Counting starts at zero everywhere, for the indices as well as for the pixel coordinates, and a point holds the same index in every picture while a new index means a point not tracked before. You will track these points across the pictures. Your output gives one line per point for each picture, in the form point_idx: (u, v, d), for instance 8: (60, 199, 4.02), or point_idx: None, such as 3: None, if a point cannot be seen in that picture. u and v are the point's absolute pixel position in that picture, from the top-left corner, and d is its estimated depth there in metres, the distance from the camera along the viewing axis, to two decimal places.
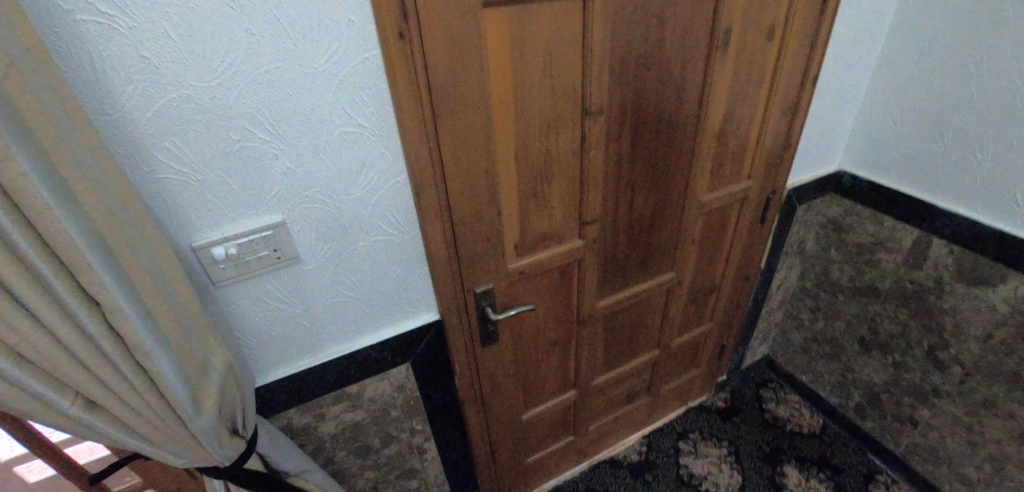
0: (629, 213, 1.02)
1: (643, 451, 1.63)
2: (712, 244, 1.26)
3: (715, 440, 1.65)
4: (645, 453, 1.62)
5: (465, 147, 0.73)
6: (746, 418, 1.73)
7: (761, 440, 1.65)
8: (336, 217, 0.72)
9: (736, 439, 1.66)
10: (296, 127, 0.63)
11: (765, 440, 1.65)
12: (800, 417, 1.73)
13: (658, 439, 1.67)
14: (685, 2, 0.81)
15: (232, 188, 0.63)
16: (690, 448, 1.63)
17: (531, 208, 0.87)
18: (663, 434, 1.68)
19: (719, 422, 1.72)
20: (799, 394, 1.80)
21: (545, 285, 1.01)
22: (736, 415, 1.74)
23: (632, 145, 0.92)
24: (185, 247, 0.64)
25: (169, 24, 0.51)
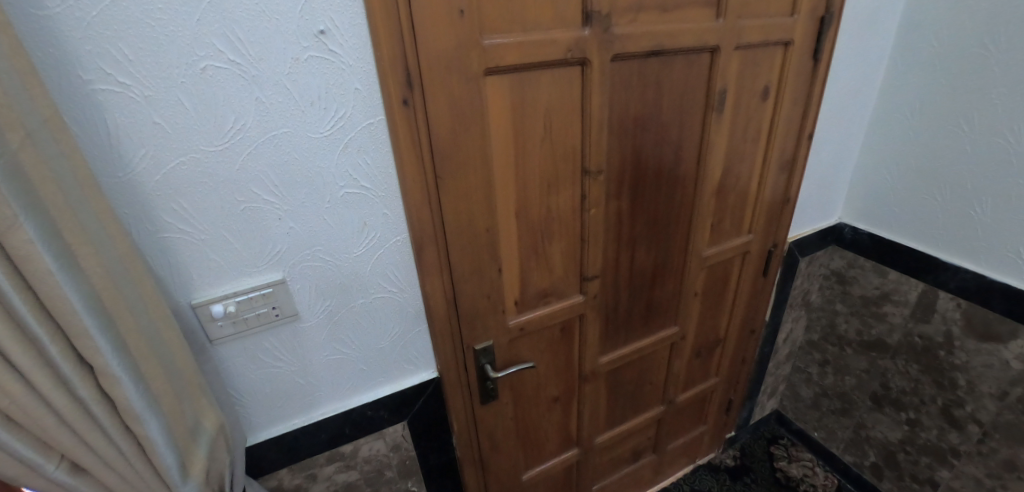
0: (630, 268, 1.02)
1: None
2: (716, 298, 1.25)
3: None
4: None
5: (467, 207, 0.74)
6: (758, 478, 1.66)
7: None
8: (336, 276, 0.71)
9: None
10: (301, 188, 0.63)
11: None
12: (814, 477, 1.65)
13: None
14: (680, 68, 0.85)
15: (234, 247, 0.63)
16: None
17: (532, 264, 0.87)
18: None
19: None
20: (811, 451, 1.73)
21: (546, 340, 1.00)
22: (746, 474, 1.67)
23: (632, 202, 0.93)
24: (185, 306, 0.63)
25: (184, 92, 0.53)
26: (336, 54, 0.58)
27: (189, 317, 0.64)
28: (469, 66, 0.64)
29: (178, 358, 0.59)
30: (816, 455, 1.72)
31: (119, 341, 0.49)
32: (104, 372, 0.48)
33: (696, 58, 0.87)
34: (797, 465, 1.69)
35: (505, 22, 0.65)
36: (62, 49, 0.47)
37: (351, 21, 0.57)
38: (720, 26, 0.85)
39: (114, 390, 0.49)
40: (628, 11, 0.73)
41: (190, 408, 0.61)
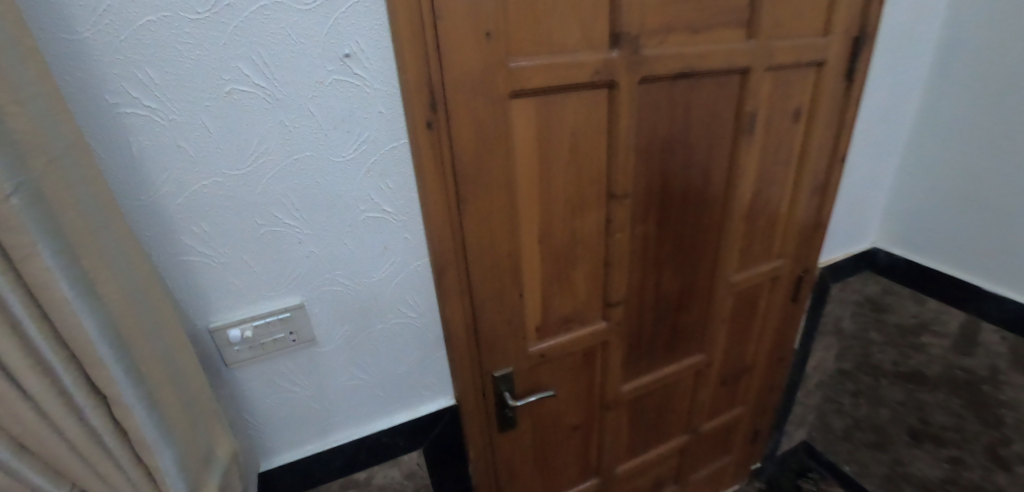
0: (656, 294, 0.98)
1: None
2: (743, 325, 1.21)
3: None
4: None
5: (490, 231, 0.72)
6: None
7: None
8: (355, 301, 0.70)
9: None
10: (321, 211, 0.62)
11: None
12: None
13: None
14: (709, 91, 0.83)
15: (253, 271, 0.62)
16: None
17: (554, 289, 0.85)
18: None
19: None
20: (843, 486, 1.63)
21: (568, 366, 0.97)
22: None
23: (659, 227, 0.90)
24: (202, 329, 0.62)
25: (208, 116, 0.53)
26: (361, 78, 0.57)
27: (204, 342, 0.63)
28: (495, 88, 0.63)
29: (192, 382, 0.56)
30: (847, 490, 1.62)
31: (134, 370, 0.47)
32: (121, 403, 0.46)
33: (727, 80, 0.84)
34: None
35: (532, 44, 0.63)
36: (91, 74, 0.47)
37: (377, 44, 0.56)
38: (751, 48, 0.83)
39: (126, 420, 0.47)
40: (657, 33, 0.72)
41: (206, 436, 0.58)
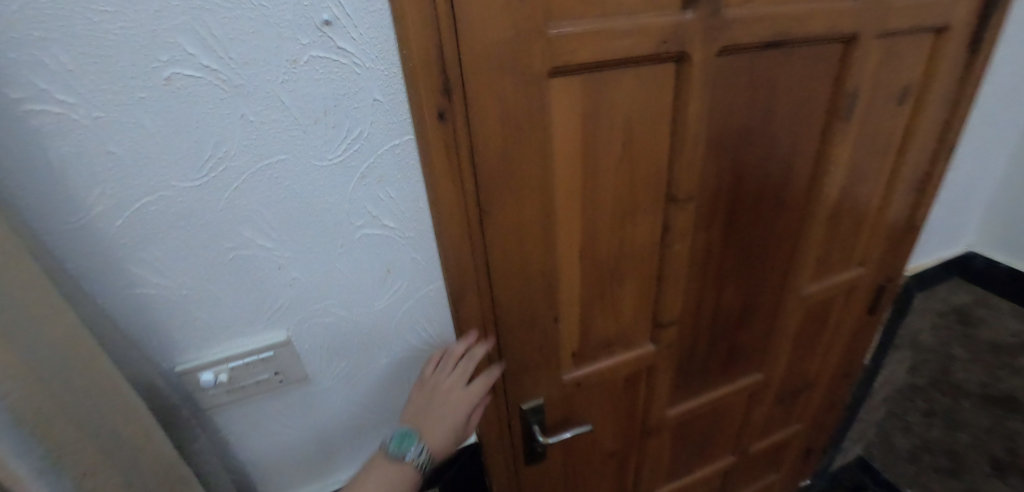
0: (715, 311, 0.83)
1: None
2: (810, 340, 1.04)
3: None
4: None
5: (520, 248, 0.58)
6: None
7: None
8: (353, 334, 0.57)
9: None
10: (305, 230, 0.48)
11: None
12: None
13: None
14: (803, 64, 0.64)
15: (223, 303, 0.49)
16: None
17: (595, 311, 0.70)
18: None
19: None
20: None
21: (607, 394, 0.83)
22: None
23: (724, 235, 0.73)
24: (167, 373, 0.50)
25: (145, 112, 0.39)
26: (348, 54, 0.42)
27: (169, 391, 0.50)
28: (529, 66, 0.47)
29: (145, 456, 0.44)
30: None
31: (52, 464, 0.35)
32: None
33: (826, 49, 0.65)
34: None
35: (579, 4, 0.46)
36: None
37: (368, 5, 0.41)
38: (862, 6, 0.63)
39: None
40: None
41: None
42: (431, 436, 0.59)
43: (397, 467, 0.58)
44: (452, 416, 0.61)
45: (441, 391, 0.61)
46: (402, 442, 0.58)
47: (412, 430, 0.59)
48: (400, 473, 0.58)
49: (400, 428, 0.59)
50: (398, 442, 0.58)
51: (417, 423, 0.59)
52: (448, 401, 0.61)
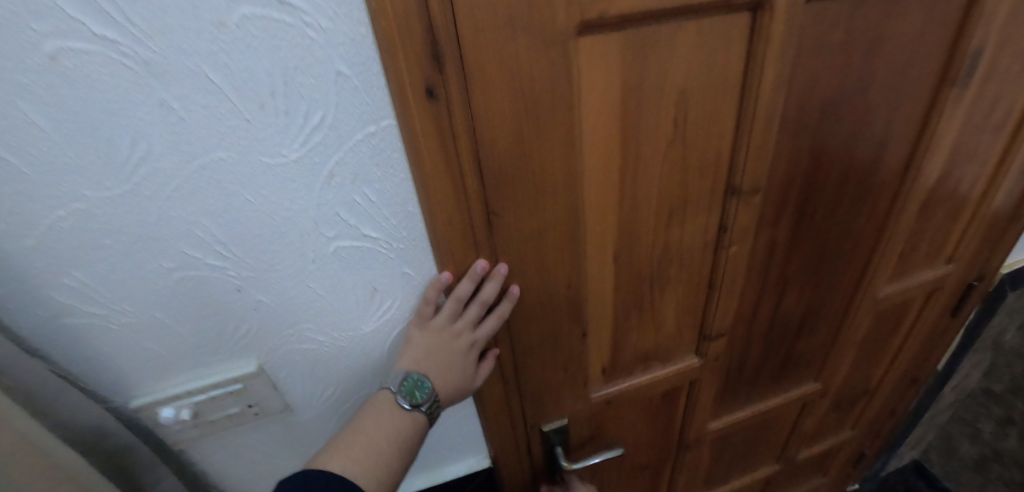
0: (772, 318, 0.70)
1: None
2: (877, 344, 0.89)
3: None
4: None
5: (539, 255, 0.46)
6: None
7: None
8: (337, 360, 0.47)
9: None
10: (263, 243, 0.38)
11: None
12: None
13: None
14: (917, 15, 0.48)
15: (177, 331, 0.41)
16: None
17: (631, 324, 0.58)
18: None
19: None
20: None
21: (642, 412, 0.71)
22: None
23: (790, 231, 0.60)
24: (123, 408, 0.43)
25: (34, 103, 0.29)
26: (296, 11, 0.30)
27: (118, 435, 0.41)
28: (549, 21, 0.34)
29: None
30: None
31: None
32: None
33: None
34: None
35: None
36: None
37: None
38: None
39: None
40: None
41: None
42: (444, 382, 0.45)
43: (400, 418, 0.43)
44: (465, 361, 0.46)
45: (450, 333, 0.45)
46: (413, 390, 0.43)
47: (425, 376, 0.44)
48: (405, 425, 0.43)
49: (408, 372, 0.44)
50: (408, 390, 0.43)
51: (427, 369, 0.45)
52: (459, 345, 0.46)
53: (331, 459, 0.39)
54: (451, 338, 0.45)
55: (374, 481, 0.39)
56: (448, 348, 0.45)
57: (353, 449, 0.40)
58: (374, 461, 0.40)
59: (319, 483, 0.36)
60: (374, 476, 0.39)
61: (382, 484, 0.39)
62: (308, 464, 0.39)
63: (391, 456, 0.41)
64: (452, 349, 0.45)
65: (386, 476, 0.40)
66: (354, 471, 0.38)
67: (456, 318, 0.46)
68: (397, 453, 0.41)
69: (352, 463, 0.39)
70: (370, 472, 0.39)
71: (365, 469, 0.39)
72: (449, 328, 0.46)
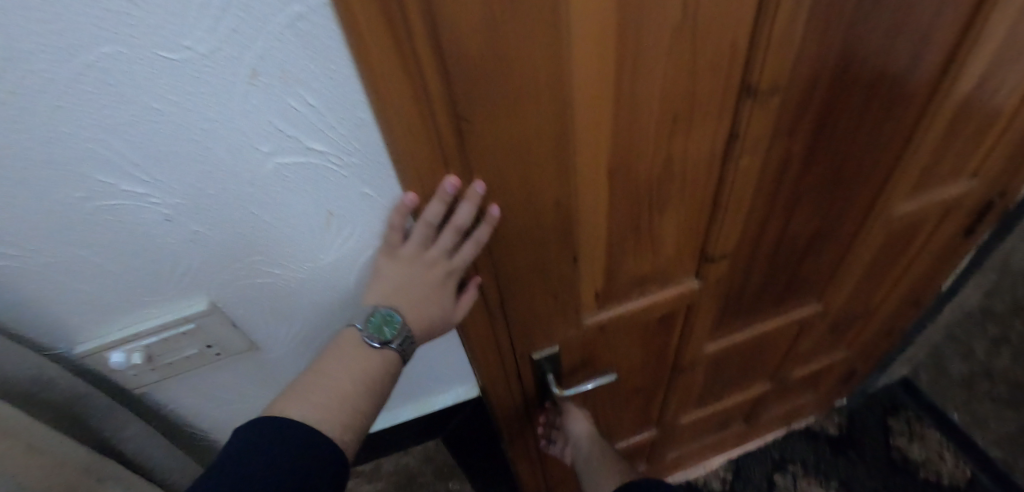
0: (778, 239, 0.65)
1: (728, 480, 1.16)
2: (882, 266, 0.86)
3: (823, 479, 1.14)
4: (731, 483, 1.15)
5: (523, 171, 0.39)
6: (867, 453, 1.18)
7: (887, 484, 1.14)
8: (297, 296, 0.43)
9: (849, 479, 1.14)
10: (184, 165, 0.31)
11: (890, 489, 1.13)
12: (941, 463, 1.17)
13: (747, 463, 1.18)
14: None
15: (103, 268, 0.35)
16: (789, 485, 1.14)
17: (627, 247, 0.53)
18: (754, 458, 1.19)
19: (832, 455, 1.18)
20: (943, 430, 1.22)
21: (638, 338, 0.68)
22: (854, 448, 1.19)
23: (809, 141, 0.53)
24: (68, 357, 0.39)
25: None
26: None
27: (70, 384, 0.37)
28: None
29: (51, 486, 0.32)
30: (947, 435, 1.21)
31: None
32: None
33: None
34: (920, 445, 1.20)
35: None
36: None
37: None
38: None
39: None
40: None
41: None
42: (418, 317, 0.41)
43: (370, 356, 0.41)
44: (441, 293, 0.42)
45: (422, 263, 0.41)
46: (381, 326, 0.40)
47: (395, 310, 0.40)
48: (374, 364, 0.41)
49: (375, 307, 0.40)
50: (376, 326, 0.40)
51: (398, 302, 0.41)
52: (433, 276, 0.41)
53: (289, 406, 0.38)
54: (424, 268, 0.41)
55: (338, 426, 0.38)
56: (422, 280, 0.41)
57: (315, 394, 0.38)
58: (338, 408, 0.38)
59: (278, 432, 0.36)
60: (336, 422, 0.38)
61: (348, 428, 0.38)
62: (266, 412, 0.38)
63: (357, 400, 0.39)
64: (427, 281, 0.41)
65: (354, 419, 0.39)
66: (316, 418, 0.37)
67: (428, 246, 0.41)
68: (365, 397, 0.40)
69: (311, 409, 0.38)
70: (332, 418, 0.38)
71: (327, 415, 0.38)
72: (421, 257, 0.40)
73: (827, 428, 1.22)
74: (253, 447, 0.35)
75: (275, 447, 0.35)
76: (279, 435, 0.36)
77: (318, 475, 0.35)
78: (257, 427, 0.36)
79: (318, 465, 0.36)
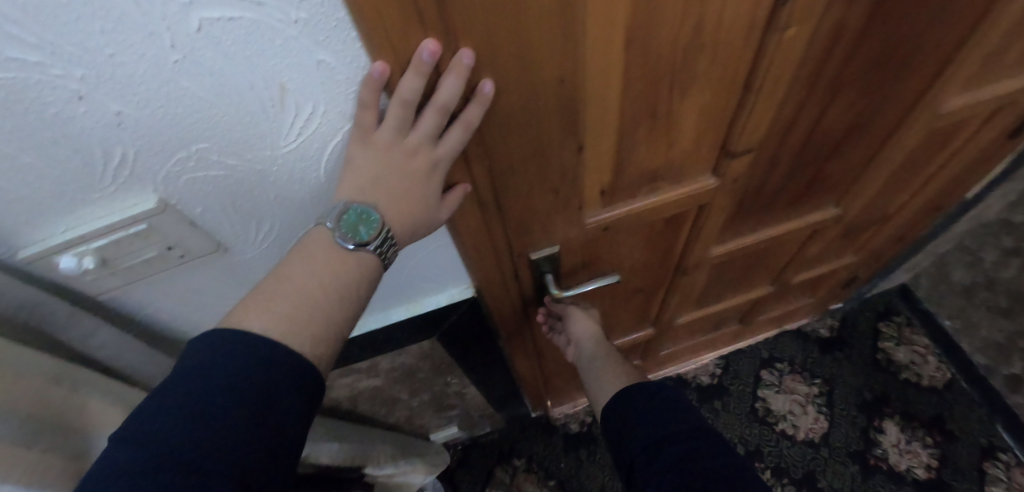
0: (809, 134, 0.58)
1: (716, 375, 1.21)
2: (913, 169, 0.78)
3: (807, 375, 1.20)
4: (719, 378, 1.21)
5: (519, 32, 0.31)
6: (854, 354, 1.22)
7: (869, 382, 1.18)
8: (260, 190, 0.38)
9: (833, 377, 1.19)
10: (75, 23, 0.24)
11: (870, 385, 1.18)
12: (923, 365, 1.20)
13: (736, 360, 1.23)
14: None
15: (21, 161, 0.30)
16: (774, 380, 1.19)
17: (638, 137, 0.47)
18: (744, 355, 1.23)
19: (820, 354, 1.22)
20: (931, 335, 1.23)
21: (642, 239, 0.65)
22: (841, 349, 1.22)
23: (870, 8, 0.44)
24: (10, 261, 0.35)
25: None
26: None
27: (17, 291, 0.34)
28: None
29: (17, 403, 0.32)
30: (935, 339, 1.22)
31: None
32: None
33: None
34: (906, 349, 1.22)
35: None
36: None
37: None
38: None
39: None
40: None
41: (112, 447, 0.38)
42: (398, 215, 0.37)
43: (346, 259, 0.36)
44: (426, 188, 0.37)
45: (402, 152, 0.35)
46: (357, 225, 0.36)
47: (371, 207, 0.36)
48: (351, 269, 0.37)
49: (349, 203, 0.35)
50: (350, 225, 0.36)
51: (375, 198, 0.36)
52: (415, 166, 0.36)
53: (248, 318, 0.34)
54: (404, 158, 0.35)
55: (307, 340, 0.34)
56: (401, 171, 0.36)
57: (280, 303, 0.34)
58: (309, 318, 0.34)
59: (233, 345, 0.32)
60: (305, 335, 0.34)
61: (320, 342, 0.35)
62: (221, 324, 0.33)
63: (329, 311, 0.35)
64: (408, 173, 0.36)
65: (328, 331, 0.35)
66: (280, 331, 0.33)
67: (408, 131, 0.35)
68: (341, 308, 0.36)
69: (276, 321, 0.34)
70: (302, 331, 0.34)
71: (295, 327, 0.34)
72: (399, 146, 0.34)
73: (819, 329, 1.25)
74: (206, 363, 0.31)
75: (231, 363, 0.32)
76: (236, 350, 0.32)
77: (286, 390, 0.32)
78: (210, 340, 0.32)
79: (282, 375, 0.32)
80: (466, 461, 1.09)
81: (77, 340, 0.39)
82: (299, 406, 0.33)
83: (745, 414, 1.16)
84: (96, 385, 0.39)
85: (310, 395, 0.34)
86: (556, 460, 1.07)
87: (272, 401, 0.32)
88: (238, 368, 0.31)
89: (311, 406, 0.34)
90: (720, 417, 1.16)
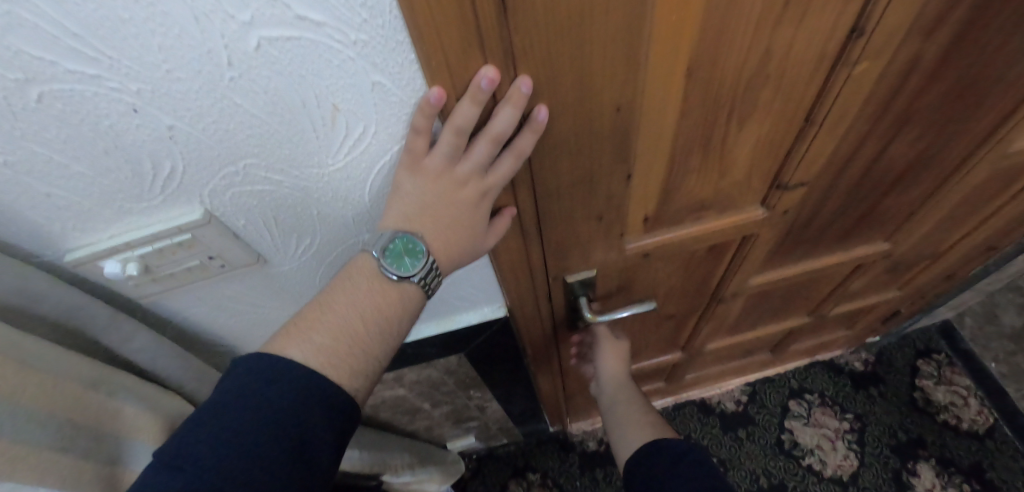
0: (867, 168, 0.55)
1: (741, 402, 1.18)
2: (972, 207, 0.73)
3: (838, 409, 1.15)
4: (744, 405, 1.17)
5: (581, 61, 0.30)
6: (889, 391, 1.16)
7: (904, 421, 1.13)
8: (303, 206, 0.38)
9: (865, 414, 1.14)
10: (136, 38, 0.23)
11: (905, 425, 1.12)
12: (963, 408, 1.13)
13: (764, 389, 1.19)
14: None
15: (74, 171, 0.30)
16: (801, 412, 1.15)
17: (689, 165, 0.45)
18: (772, 385, 1.19)
19: (853, 389, 1.17)
20: (975, 377, 1.16)
21: (680, 267, 0.62)
22: (876, 385, 1.17)
23: (945, 46, 0.41)
24: (59, 263, 0.36)
25: None
26: None
27: (58, 294, 0.35)
28: None
29: (54, 408, 0.33)
30: (979, 382, 1.15)
31: None
32: None
33: None
34: (946, 390, 1.16)
35: None
36: None
37: None
38: None
39: None
40: None
41: (145, 455, 0.39)
42: (443, 245, 0.36)
43: (387, 289, 0.36)
44: (473, 217, 0.36)
45: (452, 180, 0.34)
46: (402, 255, 0.35)
47: (416, 237, 0.35)
48: (392, 300, 0.36)
49: (396, 233, 0.35)
50: (396, 254, 0.35)
51: (421, 227, 0.35)
52: (463, 195, 0.35)
53: (288, 345, 0.33)
54: (454, 186, 0.35)
55: (345, 372, 0.34)
56: (448, 199, 0.35)
57: (319, 332, 0.34)
58: (347, 349, 0.34)
59: (269, 372, 0.32)
60: (344, 368, 0.34)
61: (358, 375, 0.34)
62: (262, 350, 0.33)
63: (369, 343, 0.35)
64: (456, 202, 0.35)
65: (366, 364, 0.35)
66: (320, 362, 0.33)
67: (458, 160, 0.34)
68: (378, 340, 0.35)
69: (315, 351, 0.33)
70: (340, 362, 0.34)
71: (336, 358, 0.33)
72: (449, 174, 0.34)
73: (852, 362, 1.20)
74: (242, 391, 0.31)
75: (267, 390, 0.31)
76: (272, 377, 0.32)
77: (320, 419, 0.32)
78: (247, 366, 0.32)
79: (317, 406, 0.32)
80: (481, 471, 1.09)
81: (114, 344, 0.39)
82: (331, 436, 0.33)
83: (769, 446, 1.12)
84: (133, 389, 0.39)
85: (343, 426, 0.34)
86: (571, 478, 1.06)
87: (304, 430, 0.32)
88: (274, 394, 0.31)
89: (343, 436, 0.34)
90: (743, 446, 1.13)
